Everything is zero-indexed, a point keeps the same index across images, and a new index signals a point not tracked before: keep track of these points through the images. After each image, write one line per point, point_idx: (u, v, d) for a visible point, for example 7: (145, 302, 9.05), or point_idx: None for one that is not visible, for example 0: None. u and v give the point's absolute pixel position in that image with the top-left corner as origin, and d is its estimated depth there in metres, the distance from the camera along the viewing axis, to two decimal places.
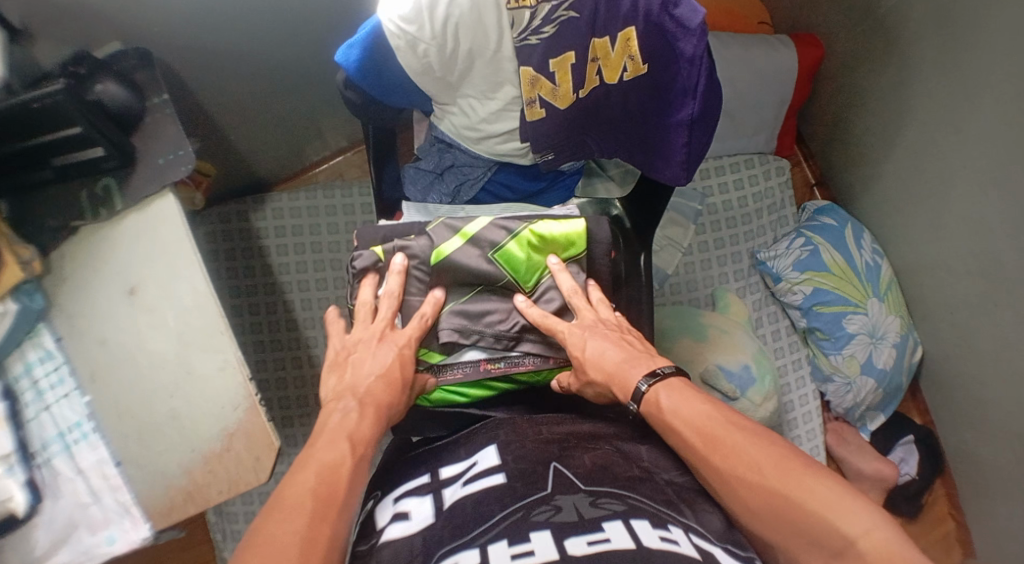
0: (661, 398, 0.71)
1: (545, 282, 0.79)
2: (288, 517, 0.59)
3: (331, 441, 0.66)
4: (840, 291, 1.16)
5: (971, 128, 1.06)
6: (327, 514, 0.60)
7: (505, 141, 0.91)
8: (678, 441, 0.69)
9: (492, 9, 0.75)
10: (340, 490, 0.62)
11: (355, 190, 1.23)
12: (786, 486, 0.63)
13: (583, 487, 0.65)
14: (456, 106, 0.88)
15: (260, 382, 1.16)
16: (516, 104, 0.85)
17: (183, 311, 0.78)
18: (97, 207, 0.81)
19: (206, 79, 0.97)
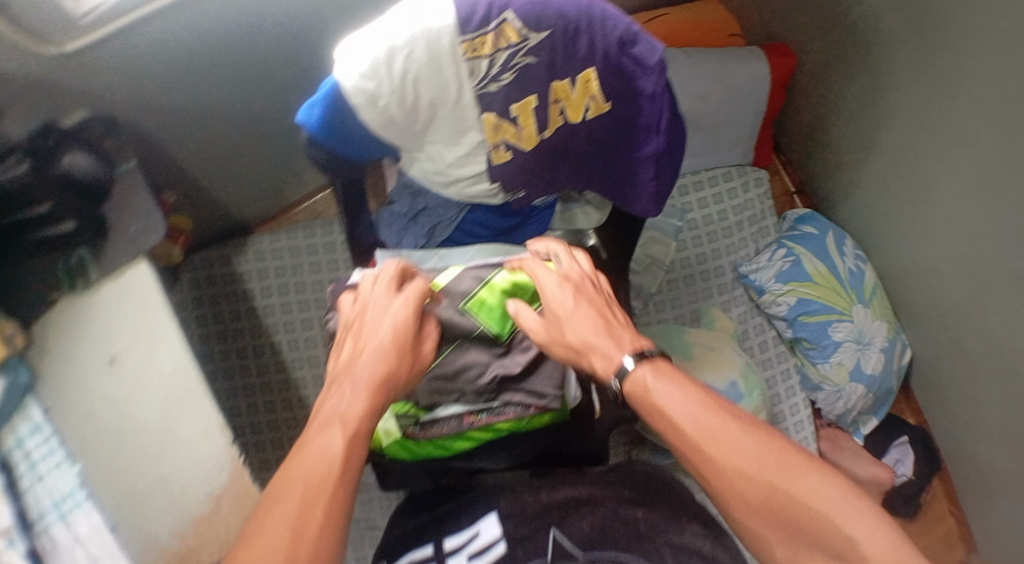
0: (650, 379, 0.70)
1: (521, 330, 0.77)
2: (283, 512, 0.58)
3: (324, 424, 0.64)
4: (824, 300, 1.16)
5: (946, 129, 1.07)
6: (320, 506, 0.59)
7: (474, 184, 0.91)
8: (668, 428, 0.68)
9: (449, 60, 0.75)
10: (335, 474, 0.61)
11: (334, 229, 1.25)
12: (785, 481, 0.63)
13: (580, 556, 0.66)
14: (423, 152, 0.87)
15: (243, 425, 1.16)
16: (481, 149, 0.85)
17: (162, 380, 0.79)
18: (73, 278, 0.81)
19: (175, 135, 0.98)
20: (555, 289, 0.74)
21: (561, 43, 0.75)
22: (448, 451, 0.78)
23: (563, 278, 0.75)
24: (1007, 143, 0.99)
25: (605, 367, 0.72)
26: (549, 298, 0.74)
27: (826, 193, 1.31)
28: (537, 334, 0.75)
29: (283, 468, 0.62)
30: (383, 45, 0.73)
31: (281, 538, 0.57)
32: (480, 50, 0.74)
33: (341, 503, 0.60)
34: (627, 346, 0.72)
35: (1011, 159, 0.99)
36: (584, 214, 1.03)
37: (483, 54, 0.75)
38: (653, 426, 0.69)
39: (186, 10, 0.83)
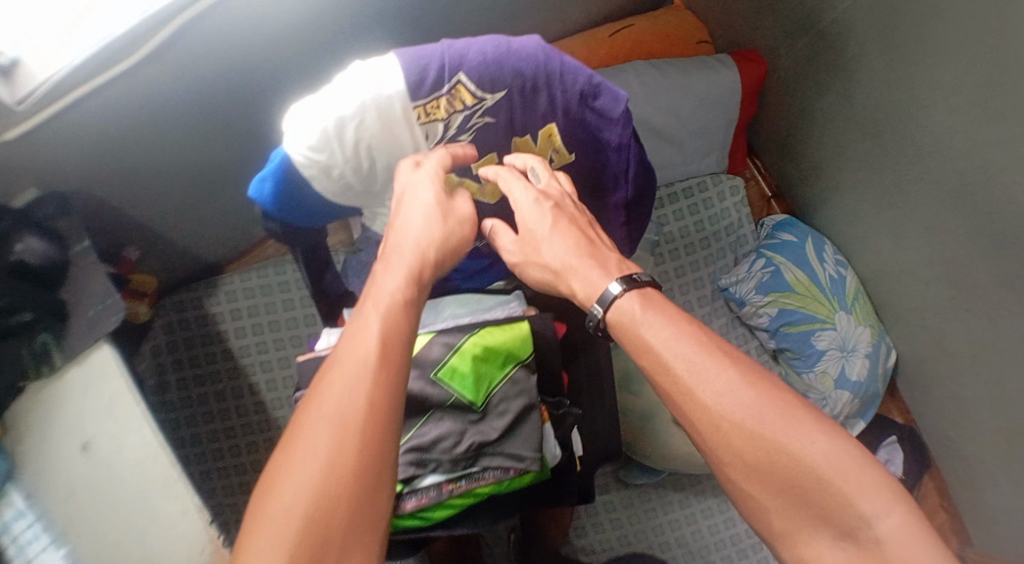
0: (642, 322, 0.69)
1: (496, 394, 0.77)
2: (331, 409, 0.58)
3: (368, 309, 0.64)
4: (805, 310, 1.15)
5: (920, 135, 1.04)
6: (368, 409, 0.59)
7: None
8: (658, 373, 0.67)
9: (403, 127, 0.72)
10: (382, 354, 0.61)
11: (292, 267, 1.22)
12: (787, 440, 0.61)
13: None
14: (386, 209, 0.85)
15: (233, 465, 1.17)
16: None
17: (136, 463, 0.80)
18: (39, 365, 0.80)
19: (133, 196, 0.97)
20: (529, 207, 0.77)
21: (518, 102, 0.73)
22: (428, 521, 0.76)
23: (538, 197, 0.77)
24: (985, 152, 0.97)
25: (583, 292, 0.74)
26: (522, 217, 0.78)
27: (805, 195, 1.29)
28: (511, 256, 0.80)
29: (320, 373, 0.62)
30: (331, 114, 0.69)
31: (327, 443, 0.57)
32: (437, 116, 0.72)
33: (391, 412, 0.60)
34: (601, 267, 0.74)
35: (990, 168, 0.97)
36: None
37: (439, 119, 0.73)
38: (646, 374, 0.68)
39: (124, 81, 0.80)
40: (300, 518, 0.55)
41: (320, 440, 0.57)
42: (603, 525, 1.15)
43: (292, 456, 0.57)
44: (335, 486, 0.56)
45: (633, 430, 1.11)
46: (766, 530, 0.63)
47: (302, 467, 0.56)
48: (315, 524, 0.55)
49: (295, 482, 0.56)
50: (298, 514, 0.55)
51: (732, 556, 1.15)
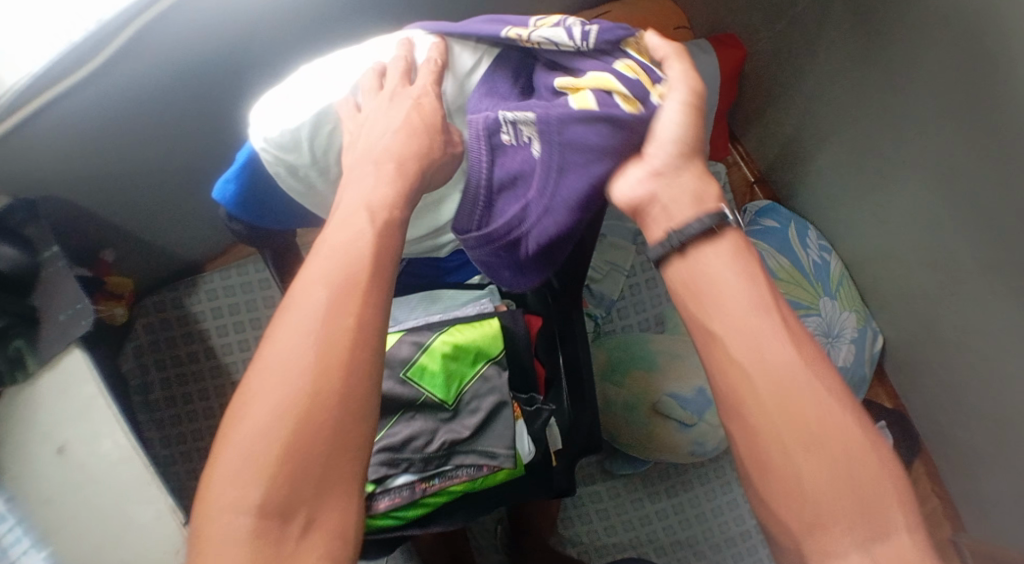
0: (737, 266, 0.64)
1: (467, 392, 0.77)
2: (287, 343, 0.54)
3: (348, 217, 0.60)
4: (790, 296, 1.13)
5: (902, 120, 1.03)
6: (324, 338, 0.54)
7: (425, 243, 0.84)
8: (736, 315, 0.62)
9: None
10: (359, 266, 0.58)
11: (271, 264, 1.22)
12: (849, 432, 0.57)
13: None
14: None
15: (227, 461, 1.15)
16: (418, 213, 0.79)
17: (110, 467, 0.80)
18: (14, 371, 0.80)
19: (106, 197, 0.96)
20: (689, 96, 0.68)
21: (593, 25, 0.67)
22: (402, 521, 0.76)
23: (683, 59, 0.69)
24: (967, 135, 0.95)
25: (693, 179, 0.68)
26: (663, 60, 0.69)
27: (789, 179, 1.28)
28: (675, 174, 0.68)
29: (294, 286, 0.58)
30: (307, 114, 0.69)
31: (284, 377, 0.53)
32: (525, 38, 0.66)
33: (370, 334, 0.56)
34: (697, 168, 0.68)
35: (973, 151, 0.95)
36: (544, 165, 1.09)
37: (540, 43, 0.66)
38: (696, 305, 0.64)
39: (92, 83, 0.79)
40: (280, 447, 0.52)
41: (303, 360, 0.54)
42: (589, 516, 1.15)
43: (253, 392, 0.54)
44: (297, 418, 0.52)
45: (617, 423, 1.10)
46: (788, 524, 0.57)
47: (258, 405, 0.53)
48: (280, 461, 0.52)
49: (253, 422, 0.52)
50: (261, 449, 0.52)
51: (721, 545, 1.15)
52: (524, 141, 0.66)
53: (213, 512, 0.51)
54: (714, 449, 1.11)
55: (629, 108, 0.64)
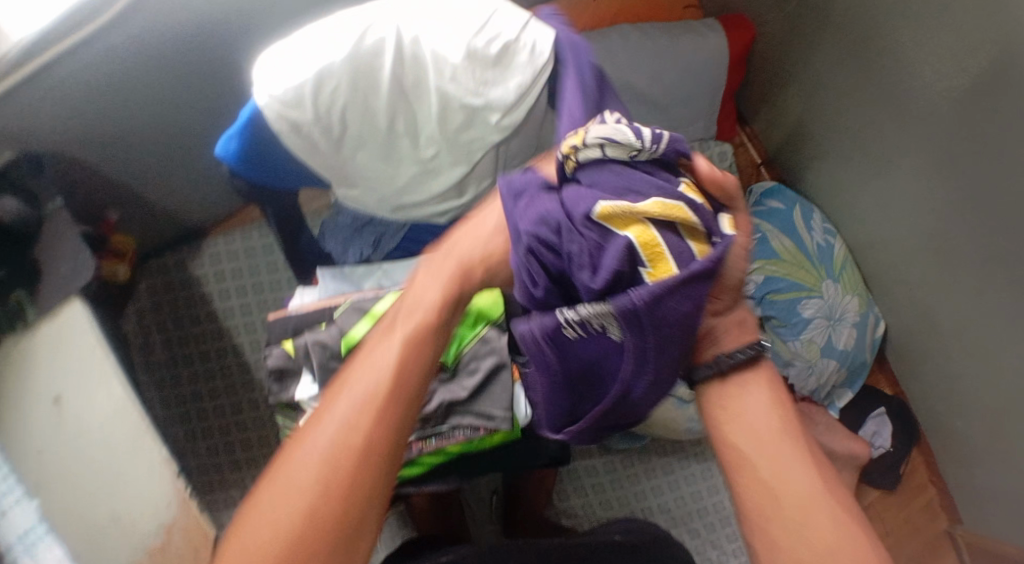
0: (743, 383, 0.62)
1: (466, 354, 0.78)
2: (392, 340, 0.60)
3: (423, 286, 0.64)
4: (792, 278, 1.13)
5: (909, 104, 1.02)
6: (422, 341, 0.61)
7: (422, 206, 0.85)
8: (742, 435, 0.61)
9: (383, 95, 0.74)
10: (416, 335, 0.61)
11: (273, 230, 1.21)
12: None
13: None
14: (357, 186, 0.83)
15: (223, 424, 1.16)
16: (424, 177, 0.82)
17: (105, 418, 0.80)
18: (13, 322, 0.80)
19: (109, 156, 0.96)
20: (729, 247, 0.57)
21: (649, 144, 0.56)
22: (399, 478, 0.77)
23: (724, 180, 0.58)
24: (973, 121, 0.94)
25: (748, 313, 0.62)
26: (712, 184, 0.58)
27: (796, 162, 1.27)
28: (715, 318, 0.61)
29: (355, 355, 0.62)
30: (310, 72, 0.69)
31: (332, 433, 0.57)
32: (571, 155, 0.58)
33: (408, 405, 0.59)
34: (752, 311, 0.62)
35: (978, 135, 0.94)
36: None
37: (598, 144, 0.57)
38: (723, 430, 0.62)
39: (98, 41, 0.80)
40: (307, 501, 0.54)
41: (349, 416, 0.57)
42: (585, 489, 1.15)
43: (306, 439, 0.57)
44: (387, 409, 0.58)
45: None
46: None
47: (357, 382, 0.59)
48: (341, 473, 0.55)
49: (348, 398, 0.58)
50: (353, 430, 0.57)
51: (715, 525, 1.15)
52: (605, 331, 0.57)
53: (241, 534, 0.55)
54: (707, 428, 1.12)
55: (651, 275, 0.55)
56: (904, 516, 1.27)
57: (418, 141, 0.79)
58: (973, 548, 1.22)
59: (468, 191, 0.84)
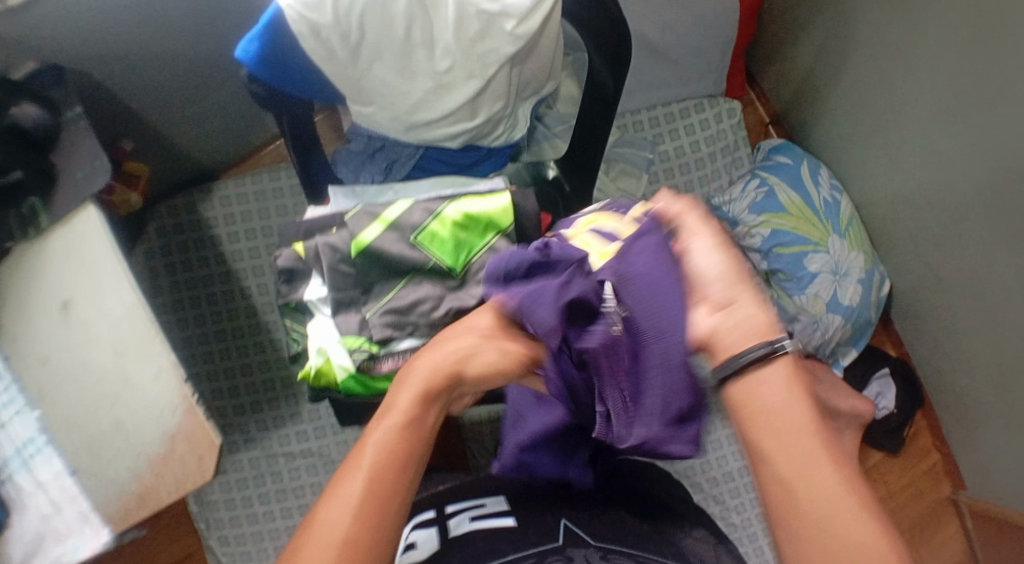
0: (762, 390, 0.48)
1: (474, 264, 0.76)
2: (373, 445, 0.59)
3: (406, 384, 0.65)
4: (799, 231, 1.14)
5: (915, 55, 1.03)
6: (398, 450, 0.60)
7: (434, 127, 0.86)
8: (764, 443, 0.47)
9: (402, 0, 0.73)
10: (405, 437, 0.61)
11: (283, 174, 1.22)
12: None
13: (593, 543, 0.75)
14: (372, 102, 0.84)
15: (229, 367, 1.19)
16: (436, 94, 0.81)
17: (112, 322, 0.79)
18: (25, 227, 0.80)
19: (125, 79, 0.96)
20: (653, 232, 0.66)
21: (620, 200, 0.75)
22: None
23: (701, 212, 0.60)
24: (977, 68, 0.94)
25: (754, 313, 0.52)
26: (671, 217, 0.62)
27: (806, 122, 1.28)
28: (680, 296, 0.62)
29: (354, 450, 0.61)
30: None
31: (325, 533, 0.54)
32: None
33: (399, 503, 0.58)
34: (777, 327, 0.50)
35: (981, 84, 0.94)
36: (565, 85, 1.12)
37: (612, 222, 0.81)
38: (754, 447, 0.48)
39: None
40: None
41: (345, 509, 0.55)
42: None
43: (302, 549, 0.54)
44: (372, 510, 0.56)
45: None
46: None
47: (343, 501, 0.56)
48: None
49: (336, 518, 0.55)
50: (337, 541, 0.54)
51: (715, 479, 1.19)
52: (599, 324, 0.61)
53: None
54: None
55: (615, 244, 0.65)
56: (907, 480, 1.28)
57: (433, 53, 0.78)
58: (974, 512, 1.22)
59: (481, 112, 0.85)
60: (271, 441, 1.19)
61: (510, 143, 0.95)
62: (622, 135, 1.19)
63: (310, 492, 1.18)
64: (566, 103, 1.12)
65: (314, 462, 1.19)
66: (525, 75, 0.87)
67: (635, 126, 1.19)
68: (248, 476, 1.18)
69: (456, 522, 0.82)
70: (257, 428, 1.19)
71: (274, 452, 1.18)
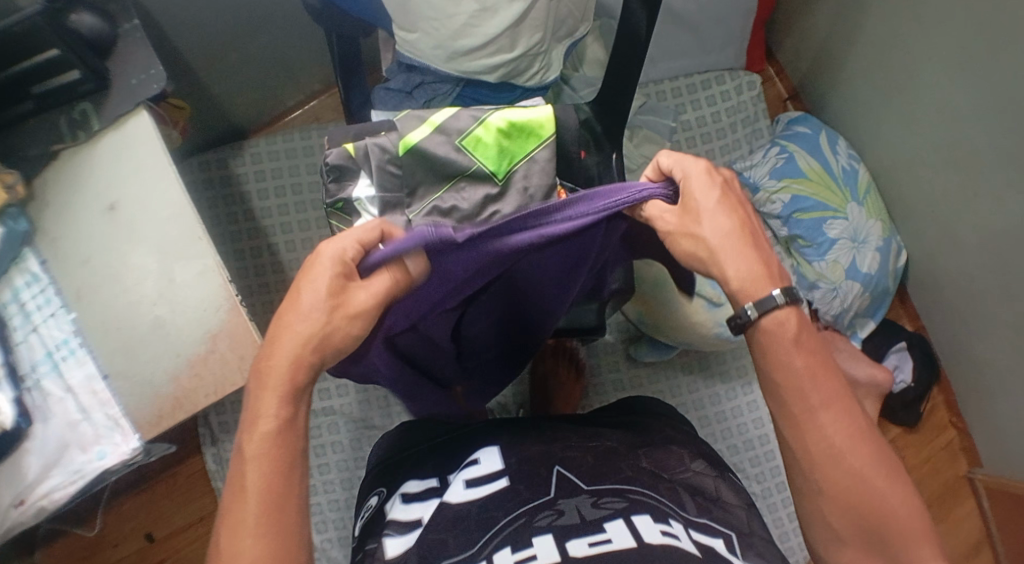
0: (780, 344, 0.65)
1: (518, 171, 0.78)
2: (250, 482, 0.59)
3: (263, 428, 0.60)
4: (818, 197, 1.17)
5: (924, 13, 1.05)
6: (270, 450, 0.59)
7: (473, 58, 0.88)
8: (772, 381, 0.65)
9: None
10: (283, 472, 0.60)
11: (313, 132, 1.23)
12: (862, 472, 0.63)
13: (585, 491, 0.75)
14: (417, 31, 0.87)
15: (254, 323, 1.18)
16: (480, 18, 0.84)
17: (159, 220, 0.80)
18: (75, 130, 0.82)
19: (172, 12, 0.98)
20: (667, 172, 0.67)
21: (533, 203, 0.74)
22: None
23: (709, 171, 0.66)
24: (985, 17, 0.96)
25: (740, 279, 0.65)
26: (682, 192, 0.66)
27: (828, 99, 1.30)
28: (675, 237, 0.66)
29: (230, 479, 0.60)
30: None
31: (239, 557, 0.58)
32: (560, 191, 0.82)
33: (289, 519, 0.59)
34: (758, 262, 0.65)
35: (989, 34, 0.96)
36: (590, 48, 1.13)
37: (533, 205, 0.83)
38: (763, 363, 0.66)
39: None
40: None
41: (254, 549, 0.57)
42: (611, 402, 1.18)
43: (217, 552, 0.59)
44: (271, 544, 0.57)
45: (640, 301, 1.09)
46: (817, 537, 0.67)
47: (242, 524, 0.57)
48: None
49: (227, 533, 0.58)
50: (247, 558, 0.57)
51: (739, 447, 1.17)
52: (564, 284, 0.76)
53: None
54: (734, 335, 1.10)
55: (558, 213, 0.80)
56: (925, 456, 1.28)
57: None
58: (992, 488, 1.21)
59: (520, 44, 0.88)
60: None
61: (543, 86, 0.97)
62: (645, 102, 1.22)
63: (332, 450, 1.16)
64: (591, 66, 1.13)
65: (335, 420, 1.17)
66: (561, 11, 0.92)
67: (658, 96, 1.25)
68: None
69: (451, 491, 0.79)
70: None
71: None
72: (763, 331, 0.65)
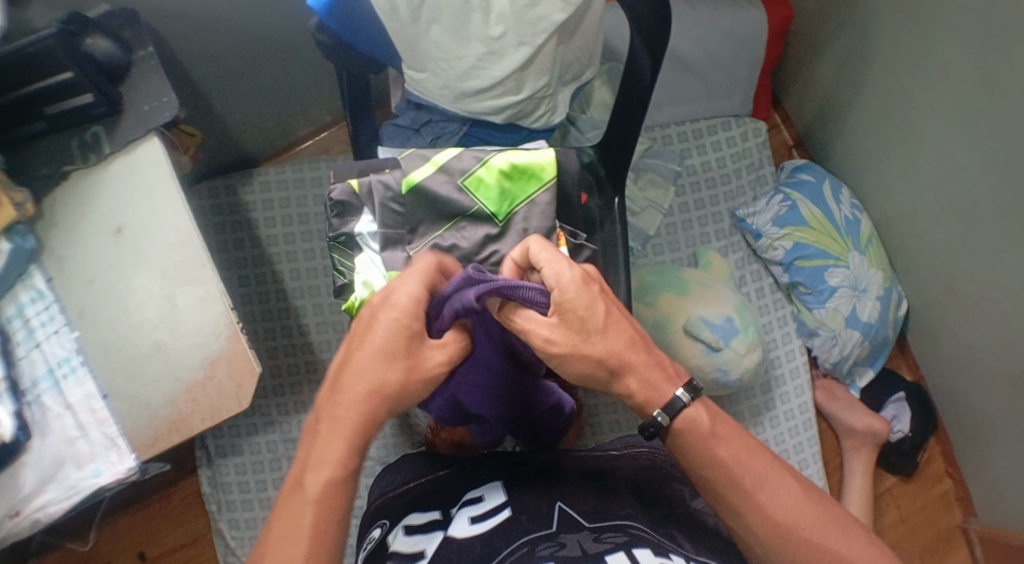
0: (708, 438, 0.68)
1: (518, 212, 0.79)
2: (307, 517, 0.60)
3: (318, 464, 0.62)
4: (820, 245, 1.18)
5: (927, 67, 1.06)
6: (331, 496, 0.61)
7: (479, 100, 0.91)
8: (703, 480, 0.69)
9: None
10: (335, 506, 0.61)
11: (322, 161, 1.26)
12: (814, 535, 0.66)
13: (586, 526, 0.74)
14: (427, 71, 0.89)
15: (254, 348, 1.19)
16: (488, 61, 0.85)
17: (165, 245, 0.81)
18: (86, 152, 0.84)
19: (188, 41, 1.01)
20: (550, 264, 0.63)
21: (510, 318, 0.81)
22: None
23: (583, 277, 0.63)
24: (987, 72, 0.97)
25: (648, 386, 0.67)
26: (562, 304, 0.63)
27: (833, 148, 1.32)
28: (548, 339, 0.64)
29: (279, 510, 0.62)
30: None
31: None
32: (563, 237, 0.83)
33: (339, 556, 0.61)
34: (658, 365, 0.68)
35: (991, 89, 0.97)
36: (597, 90, 1.15)
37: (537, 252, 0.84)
38: (695, 456, 0.68)
39: None
40: None
41: None
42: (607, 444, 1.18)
43: None
44: None
45: None
46: None
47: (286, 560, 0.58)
48: None
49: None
50: None
51: None
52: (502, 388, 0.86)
53: None
54: (732, 382, 1.10)
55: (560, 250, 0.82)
56: (918, 507, 1.26)
57: (489, 18, 0.82)
58: (986, 539, 1.19)
59: (527, 87, 0.90)
60: (290, 425, 1.18)
61: (549, 127, 1.00)
62: (651, 145, 1.24)
63: None
64: (598, 108, 1.15)
65: None
66: (568, 56, 0.94)
67: (665, 140, 1.26)
68: (263, 458, 1.16)
69: (455, 525, 0.78)
70: (277, 411, 1.18)
71: (292, 437, 1.17)
72: (680, 429, 0.68)
